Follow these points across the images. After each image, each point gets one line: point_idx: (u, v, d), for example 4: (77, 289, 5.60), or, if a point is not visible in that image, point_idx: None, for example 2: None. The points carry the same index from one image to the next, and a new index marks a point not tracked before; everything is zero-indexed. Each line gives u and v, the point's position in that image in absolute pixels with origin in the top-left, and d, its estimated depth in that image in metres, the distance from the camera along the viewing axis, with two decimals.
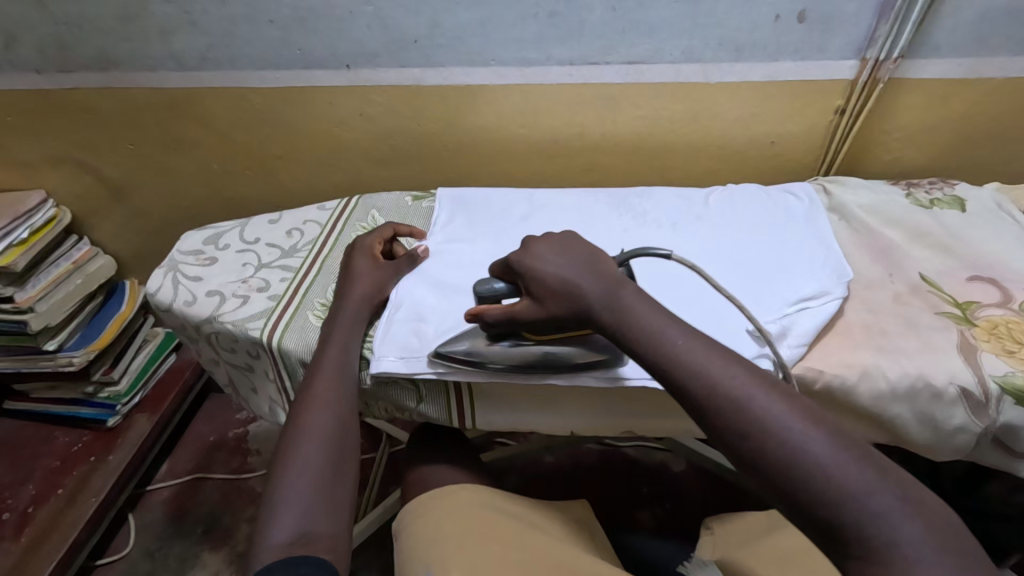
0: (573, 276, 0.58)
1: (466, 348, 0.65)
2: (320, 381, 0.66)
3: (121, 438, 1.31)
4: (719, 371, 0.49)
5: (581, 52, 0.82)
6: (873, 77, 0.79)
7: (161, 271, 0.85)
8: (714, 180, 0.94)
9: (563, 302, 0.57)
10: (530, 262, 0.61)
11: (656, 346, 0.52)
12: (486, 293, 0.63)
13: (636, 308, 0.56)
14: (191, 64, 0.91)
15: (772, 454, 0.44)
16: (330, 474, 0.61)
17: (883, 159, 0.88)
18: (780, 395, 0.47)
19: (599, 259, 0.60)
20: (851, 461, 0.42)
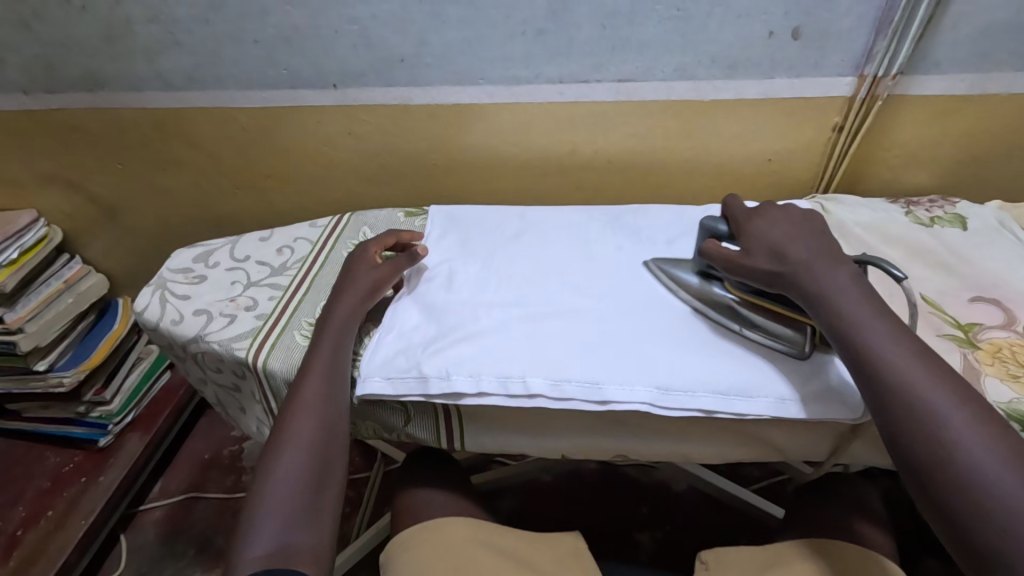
0: (795, 243, 0.62)
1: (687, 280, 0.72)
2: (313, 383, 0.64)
3: (114, 457, 1.29)
4: (872, 317, 0.54)
5: (571, 70, 0.80)
6: (871, 94, 0.77)
7: (149, 289, 0.83)
8: (710, 196, 0.92)
9: (771, 258, 0.61)
10: (765, 223, 0.66)
11: (820, 288, 0.57)
12: (708, 226, 0.69)
13: (840, 282, 0.57)
14: (178, 84, 0.90)
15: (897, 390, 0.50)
16: (314, 483, 0.58)
17: (883, 176, 0.86)
18: (974, 413, 0.47)
19: (833, 241, 0.63)
20: (995, 468, 0.44)
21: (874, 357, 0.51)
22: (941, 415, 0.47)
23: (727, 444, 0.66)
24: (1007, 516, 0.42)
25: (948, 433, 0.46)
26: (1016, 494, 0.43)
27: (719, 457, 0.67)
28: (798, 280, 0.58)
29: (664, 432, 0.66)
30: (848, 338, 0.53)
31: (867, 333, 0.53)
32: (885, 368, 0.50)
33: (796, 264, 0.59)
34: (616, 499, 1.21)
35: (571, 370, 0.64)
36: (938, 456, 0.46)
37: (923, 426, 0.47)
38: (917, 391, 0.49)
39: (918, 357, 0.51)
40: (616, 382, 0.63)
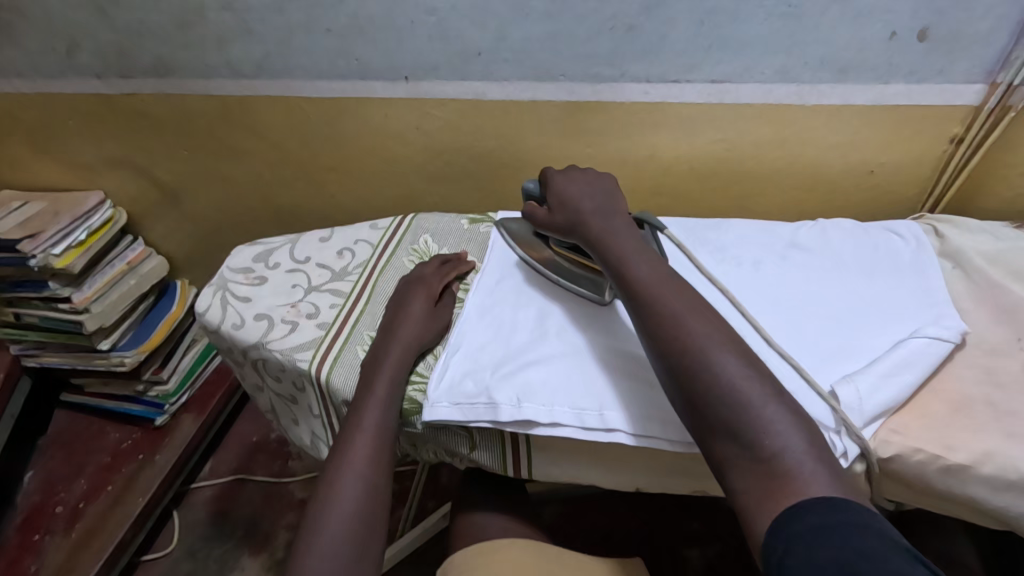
0: (584, 196, 0.67)
1: (517, 237, 0.79)
2: (367, 421, 0.61)
3: (169, 437, 1.32)
4: (637, 260, 0.58)
5: (661, 68, 0.74)
6: (1003, 103, 0.68)
7: (211, 288, 0.82)
8: (798, 209, 0.85)
9: (567, 213, 0.67)
10: (562, 179, 0.71)
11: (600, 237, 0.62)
12: (525, 189, 0.76)
13: (615, 230, 0.62)
14: (246, 72, 0.89)
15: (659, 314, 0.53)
16: (359, 545, 0.57)
17: (1001, 195, 0.77)
18: (707, 318, 0.52)
19: (616, 196, 0.69)
20: (760, 391, 0.47)
21: (635, 282, 0.56)
22: (685, 323, 0.52)
23: None
24: (730, 395, 0.47)
25: (689, 335, 0.51)
26: (741, 375, 0.48)
27: None
28: (587, 226, 0.64)
29: None
30: (620, 269, 0.59)
31: (641, 271, 0.57)
32: (648, 291, 0.55)
33: (587, 215, 0.65)
34: (667, 514, 1.16)
35: (651, 404, 0.60)
36: (677, 352, 0.51)
37: (668, 333, 0.52)
38: (665, 305, 0.54)
39: (666, 280, 0.57)
40: None
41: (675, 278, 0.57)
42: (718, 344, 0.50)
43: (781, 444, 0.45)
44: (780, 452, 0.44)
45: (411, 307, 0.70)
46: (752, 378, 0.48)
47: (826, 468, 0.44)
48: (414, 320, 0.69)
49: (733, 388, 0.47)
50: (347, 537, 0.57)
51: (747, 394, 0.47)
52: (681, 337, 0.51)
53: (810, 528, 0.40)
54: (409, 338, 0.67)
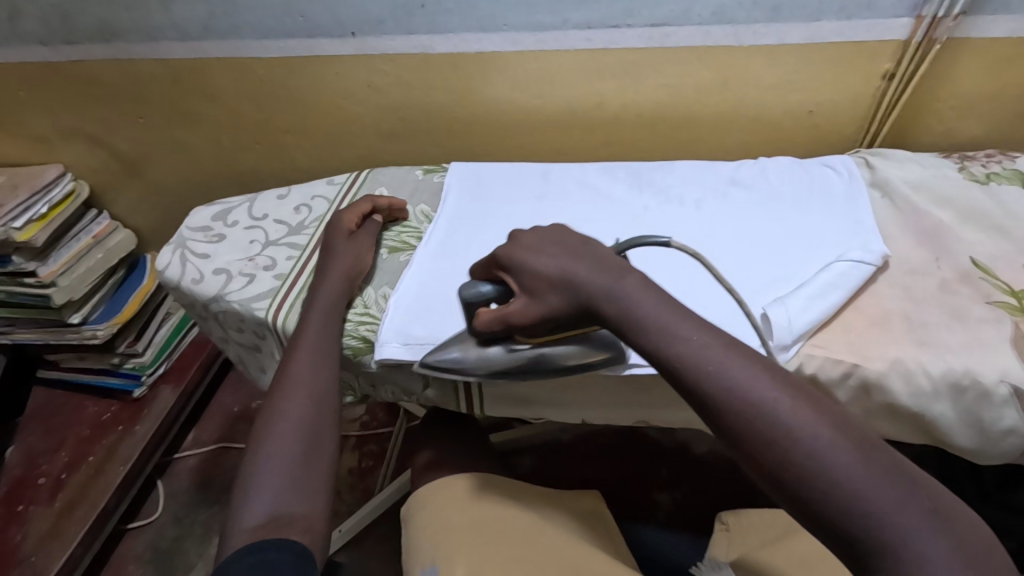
0: (570, 264, 0.53)
1: (457, 358, 0.59)
2: (307, 338, 0.64)
3: (148, 408, 1.34)
4: (678, 329, 0.47)
5: (602, 13, 0.76)
6: (928, 37, 0.71)
7: (169, 248, 0.83)
8: (745, 153, 0.87)
9: (562, 292, 0.52)
10: (526, 253, 0.56)
11: (617, 308, 0.49)
12: (472, 298, 0.57)
13: (635, 294, 0.50)
14: (194, 33, 0.88)
15: (737, 410, 0.42)
16: (309, 445, 0.58)
17: (934, 130, 0.80)
18: (808, 403, 0.42)
19: (593, 246, 0.55)
20: (886, 491, 0.38)
21: (702, 369, 0.45)
22: (777, 416, 0.41)
23: None
24: (847, 499, 0.38)
25: (789, 433, 0.41)
26: (859, 478, 0.39)
27: None
28: (603, 307, 0.50)
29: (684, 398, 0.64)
30: (677, 361, 0.46)
31: (691, 340, 0.46)
32: (710, 378, 0.44)
33: (598, 295, 0.50)
34: (636, 460, 1.20)
35: None
36: (782, 462, 0.40)
37: (762, 433, 0.41)
38: (750, 394, 0.43)
39: (725, 347, 0.45)
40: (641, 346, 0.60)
41: (749, 352, 0.45)
42: (824, 443, 0.40)
43: (920, 554, 0.37)
44: (922, 566, 0.36)
45: (336, 251, 0.72)
46: (874, 472, 0.39)
47: (982, 575, 0.36)
48: (352, 262, 0.70)
49: (859, 495, 0.38)
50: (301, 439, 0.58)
51: (874, 503, 0.38)
52: (781, 439, 0.41)
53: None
54: (336, 277, 0.69)
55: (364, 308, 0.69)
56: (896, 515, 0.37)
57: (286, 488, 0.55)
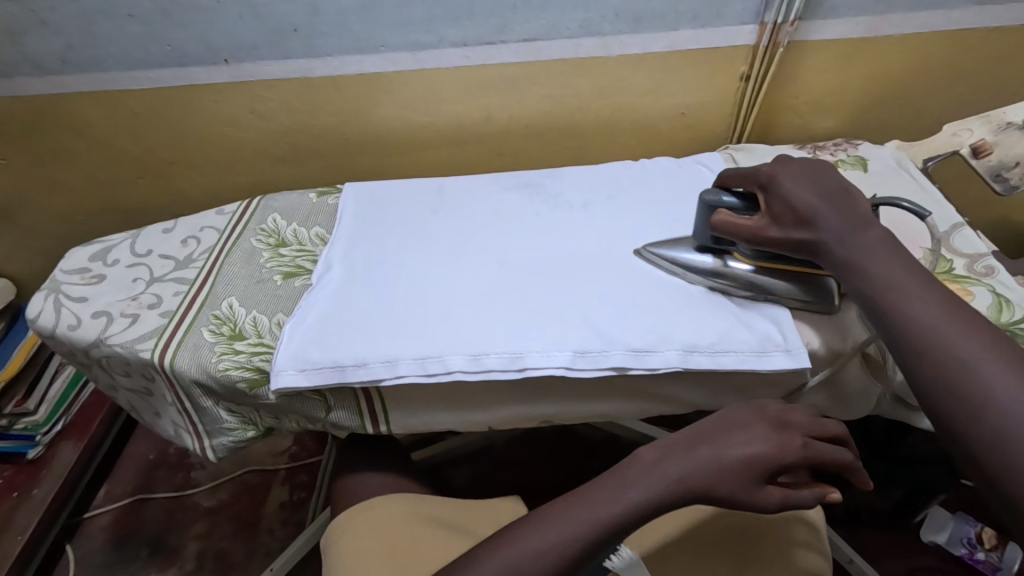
0: (827, 210, 0.57)
1: (695, 262, 0.66)
2: (661, 470, 0.52)
3: (47, 468, 1.24)
4: (904, 285, 0.53)
5: (474, 31, 0.78)
6: (774, 41, 0.78)
7: (41, 294, 0.75)
8: (629, 155, 0.92)
9: (805, 231, 0.58)
10: (791, 183, 0.59)
11: (853, 268, 0.55)
12: (714, 202, 0.62)
13: (881, 261, 0.54)
14: (50, 67, 0.83)
15: (944, 362, 0.48)
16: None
17: (793, 124, 0.87)
18: (1016, 373, 0.46)
19: (858, 200, 0.58)
20: None
21: (907, 315, 0.51)
22: (981, 379, 0.46)
23: (649, 403, 0.66)
24: None
25: (990, 398, 0.45)
26: None
27: (638, 413, 0.68)
28: (829, 250, 0.56)
29: (586, 394, 0.65)
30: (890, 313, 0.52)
31: (912, 303, 0.52)
32: (924, 331, 0.50)
33: (836, 236, 0.56)
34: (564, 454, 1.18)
35: (490, 344, 0.62)
36: (963, 404, 0.46)
37: (961, 393, 0.47)
38: (958, 355, 0.48)
39: (947, 315, 0.50)
40: (535, 349, 0.61)
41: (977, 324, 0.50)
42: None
43: None
44: None
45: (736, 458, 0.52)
46: None
47: None
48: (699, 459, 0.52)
49: None
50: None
51: None
52: (972, 393, 0.46)
53: None
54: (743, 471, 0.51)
55: (257, 339, 0.67)
56: None
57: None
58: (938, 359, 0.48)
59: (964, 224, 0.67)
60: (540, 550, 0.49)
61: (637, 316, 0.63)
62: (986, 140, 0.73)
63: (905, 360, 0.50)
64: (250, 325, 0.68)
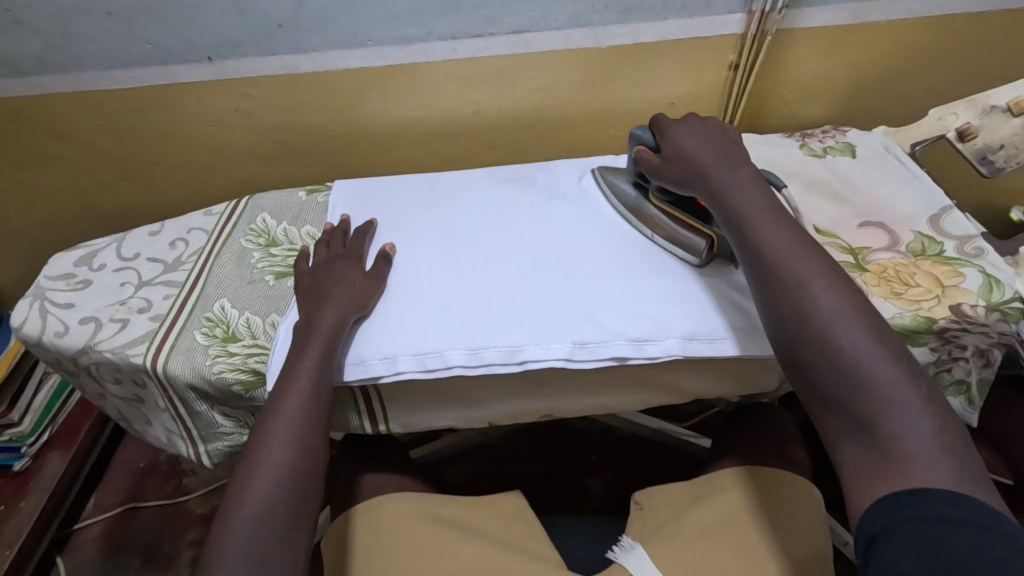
0: (707, 151, 0.63)
1: (623, 188, 0.74)
2: (294, 401, 0.58)
3: (34, 480, 1.22)
4: (759, 213, 0.58)
5: (463, 24, 0.77)
6: (761, 30, 0.78)
7: (25, 301, 0.73)
8: (620, 146, 0.92)
9: (687, 167, 0.63)
10: (682, 130, 0.66)
11: (721, 198, 0.60)
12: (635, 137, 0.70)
13: (745, 190, 0.60)
14: (26, 68, 0.81)
15: (787, 277, 0.53)
16: (305, 480, 0.57)
17: (781, 112, 0.88)
18: (840, 288, 0.52)
19: (737, 146, 0.65)
20: (897, 386, 0.47)
21: (756, 240, 0.56)
22: (815, 294, 0.51)
23: (649, 393, 0.67)
24: (861, 380, 0.48)
25: (816, 310, 0.51)
26: (878, 369, 0.47)
27: (639, 404, 0.68)
28: (706, 181, 0.62)
29: (586, 386, 0.65)
30: (741, 233, 0.58)
31: (766, 229, 0.56)
32: (771, 252, 0.55)
33: (710, 171, 0.62)
34: (561, 447, 1.18)
35: (488, 338, 0.62)
36: (794, 313, 0.52)
37: (796, 305, 0.52)
38: (796, 274, 0.53)
39: (794, 240, 0.55)
40: (534, 342, 0.61)
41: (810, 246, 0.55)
42: (854, 335, 0.49)
43: (902, 435, 0.45)
44: (904, 451, 0.45)
45: (340, 274, 0.67)
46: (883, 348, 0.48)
47: (955, 471, 0.44)
48: (344, 287, 0.65)
49: (878, 382, 0.47)
50: (276, 496, 0.55)
51: (877, 388, 0.47)
52: (811, 309, 0.51)
53: (907, 529, 0.41)
54: (343, 299, 0.64)
55: (251, 340, 0.66)
56: (897, 404, 0.46)
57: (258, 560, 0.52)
58: (783, 279, 0.53)
59: (952, 207, 0.68)
60: (292, 423, 0.57)
61: (635, 306, 0.63)
62: (972, 123, 0.74)
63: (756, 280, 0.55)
64: (244, 327, 0.67)
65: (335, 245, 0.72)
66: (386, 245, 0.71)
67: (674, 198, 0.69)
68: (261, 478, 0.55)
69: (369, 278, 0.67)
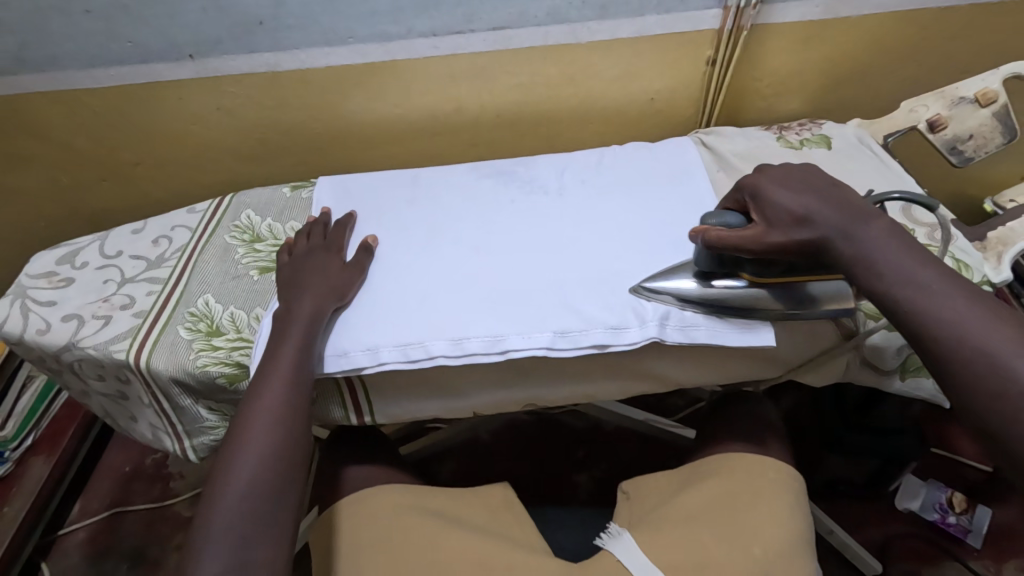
0: (819, 206, 0.55)
1: (681, 288, 0.63)
2: (274, 387, 0.58)
3: (16, 486, 1.20)
4: (919, 280, 0.51)
5: (443, 21, 0.78)
6: (737, 25, 0.79)
7: (6, 300, 0.73)
8: (602, 141, 0.93)
9: (804, 232, 0.54)
10: (778, 187, 0.57)
11: (864, 269, 0.52)
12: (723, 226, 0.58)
13: (890, 253, 0.52)
14: (5, 68, 0.80)
15: (969, 359, 0.47)
16: (288, 464, 0.57)
17: (759, 106, 0.90)
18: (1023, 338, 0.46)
19: (844, 189, 0.57)
20: None
21: (926, 317, 0.49)
22: (1022, 382, 0.45)
23: (630, 381, 0.68)
24: None
25: (1015, 375, 0.45)
26: None
27: (622, 393, 0.69)
28: (837, 248, 0.54)
29: (569, 375, 0.66)
30: (896, 295, 0.51)
31: (936, 302, 0.49)
32: (944, 330, 0.48)
33: (837, 235, 0.53)
34: (549, 442, 1.19)
35: (471, 329, 0.63)
36: (993, 401, 0.45)
37: (997, 394, 0.45)
38: (971, 335, 0.47)
39: (971, 310, 0.48)
40: (515, 331, 0.62)
41: (977, 298, 0.50)
42: None
43: None
44: None
45: (319, 264, 0.68)
46: None
47: None
48: (325, 277, 0.66)
49: None
50: (259, 482, 0.55)
51: None
52: (1017, 398, 0.44)
53: None
54: (322, 290, 0.65)
55: (236, 334, 0.66)
56: None
57: (242, 541, 0.53)
58: (965, 361, 0.47)
59: None
60: (273, 409, 0.58)
61: (616, 294, 0.64)
62: (941, 115, 0.76)
63: (932, 361, 0.49)
64: (228, 321, 0.67)
65: (315, 237, 0.72)
66: (367, 237, 0.72)
67: (781, 267, 0.59)
68: (245, 462, 0.56)
69: (350, 269, 0.68)
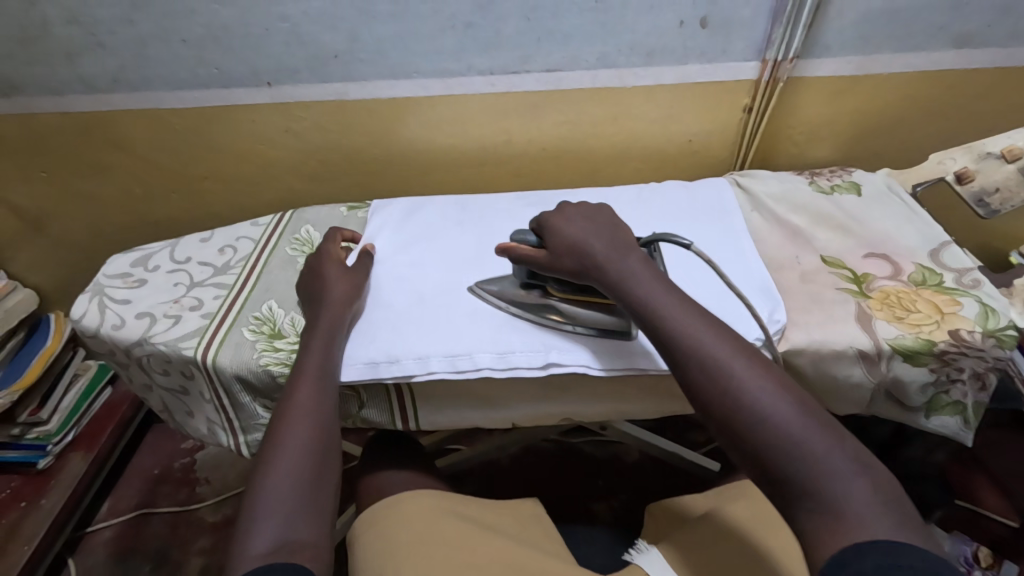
0: (591, 236, 0.64)
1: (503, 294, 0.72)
2: (306, 387, 0.61)
3: (54, 479, 1.25)
4: (662, 294, 0.58)
5: (501, 62, 0.84)
6: (774, 77, 0.85)
7: (86, 295, 0.79)
8: (640, 178, 0.98)
9: (574, 258, 0.63)
10: (562, 220, 0.67)
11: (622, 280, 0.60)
12: (521, 240, 0.69)
13: (637, 273, 0.60)
14: (101, 87, 0.89)
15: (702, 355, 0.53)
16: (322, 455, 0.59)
17: (791, 152, 0.95)
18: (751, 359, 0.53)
19: (623, 231, 0.66)
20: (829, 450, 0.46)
21: (661, 315, 0.57)
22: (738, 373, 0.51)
23: (665, 404, 0.71)
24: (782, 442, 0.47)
25: (709, 350, 0.53)
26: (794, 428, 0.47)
27: (655, 415, 0.72)
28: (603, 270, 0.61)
29: (606, 393, 0.69)
30: (660, 328, 0.56)
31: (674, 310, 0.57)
32: (679, 333, 0.55)
33: (600, 262, 0.62)
34: (570, 469, 1.20)
35: (514, 345, 0.66)
36: (713, 384, 0.51)
37: (719, 377, 0.51)
38: (711, 350, 0.53)
39: (705, 322, 0.55)
40: (558, 349, 0.66)
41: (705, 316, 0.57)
42: (771, 400, 0.49)
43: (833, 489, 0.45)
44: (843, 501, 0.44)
45: (329, 273, 0.72)
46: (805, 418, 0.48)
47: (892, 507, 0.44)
48: (338, 283, 0.70)
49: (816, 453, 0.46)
50: (303, 470, 0.57)
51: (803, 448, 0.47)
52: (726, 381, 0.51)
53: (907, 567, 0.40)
54: (342, 298, 0.69)
55: (296, 337, 0.71)
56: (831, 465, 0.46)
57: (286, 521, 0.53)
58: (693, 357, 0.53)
59: (951, 242, 0.73)
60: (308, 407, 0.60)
61: None
62: (969, 167, 0.80)
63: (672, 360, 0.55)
64: (289, 325, 0.72)
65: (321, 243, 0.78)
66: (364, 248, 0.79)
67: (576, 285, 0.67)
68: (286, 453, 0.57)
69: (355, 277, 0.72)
